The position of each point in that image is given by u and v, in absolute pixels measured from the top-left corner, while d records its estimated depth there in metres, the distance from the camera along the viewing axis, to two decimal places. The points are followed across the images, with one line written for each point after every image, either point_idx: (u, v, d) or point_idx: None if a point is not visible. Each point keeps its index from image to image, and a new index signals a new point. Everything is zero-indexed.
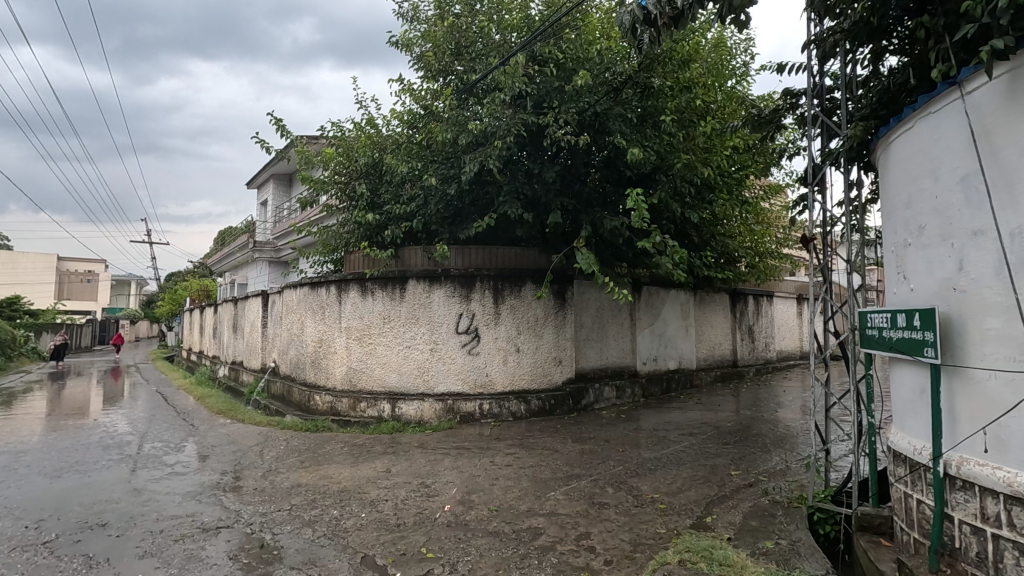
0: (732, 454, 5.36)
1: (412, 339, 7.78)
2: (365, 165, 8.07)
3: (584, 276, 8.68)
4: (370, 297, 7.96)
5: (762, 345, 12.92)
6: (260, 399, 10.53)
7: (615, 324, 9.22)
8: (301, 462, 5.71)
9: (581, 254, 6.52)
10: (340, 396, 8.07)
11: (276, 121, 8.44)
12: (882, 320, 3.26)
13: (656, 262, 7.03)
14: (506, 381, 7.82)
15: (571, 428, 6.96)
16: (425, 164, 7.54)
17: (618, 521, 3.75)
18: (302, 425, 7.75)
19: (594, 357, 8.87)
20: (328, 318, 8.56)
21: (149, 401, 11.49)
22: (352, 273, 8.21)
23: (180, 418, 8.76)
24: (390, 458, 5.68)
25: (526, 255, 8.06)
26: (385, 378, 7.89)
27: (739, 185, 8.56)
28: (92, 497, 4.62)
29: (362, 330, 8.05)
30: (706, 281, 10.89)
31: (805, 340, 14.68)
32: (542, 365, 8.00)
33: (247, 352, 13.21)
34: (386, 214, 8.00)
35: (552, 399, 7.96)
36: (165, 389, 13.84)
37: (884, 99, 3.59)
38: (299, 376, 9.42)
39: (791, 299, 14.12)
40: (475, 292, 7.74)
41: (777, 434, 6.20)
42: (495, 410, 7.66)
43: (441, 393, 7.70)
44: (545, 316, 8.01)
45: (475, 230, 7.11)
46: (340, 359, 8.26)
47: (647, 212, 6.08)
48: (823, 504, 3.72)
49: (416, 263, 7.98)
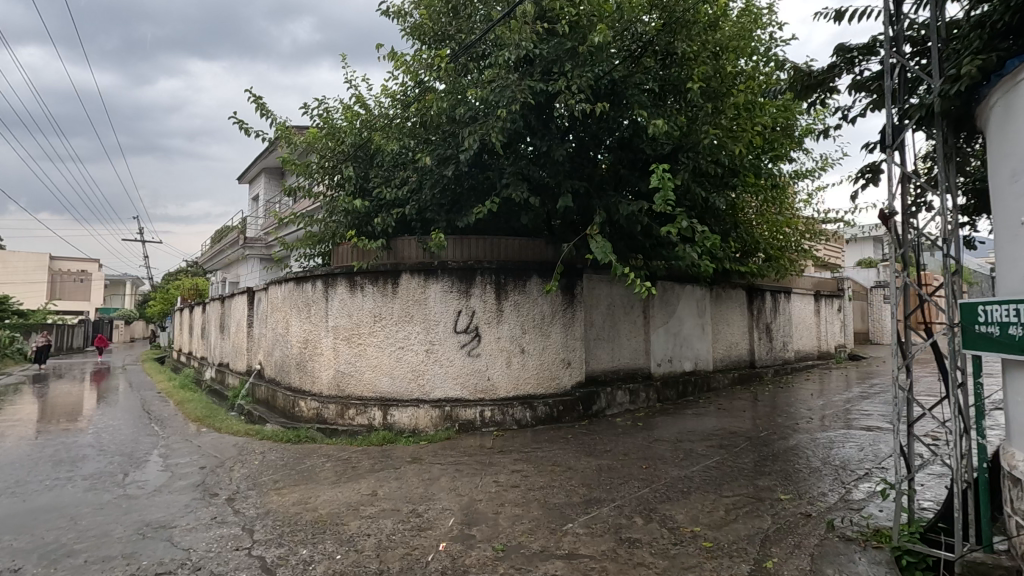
0: (775, 472, 4.62)
1: (406, 339, 7.02)
2: (352, 146, 7.26)
3: (594, 269, 7.93)
4: (359, 292, 7.21)
5: (780, 345, 12.15)
6: (243, 404, 9.76)
7: (627, 322, 8.46)
8: (276, 481, 4.95)
9: (595, 241, 5.78)
10: (326, 402, 7.31)
11: (254, 98, 7.59)
12: (1005, 313, 2.60)
13: (678, 251, 6.29)
14: (510, 386, 7.07)
15: (584, 438, 6.23)
16: (418, 144, 6.81)
17: (657, 568, 3.00)
18: (284, 435, 6.90)
19: (605, 358, 8.11)
20: (314, 316, 7.81)
21: (124, 407, 10.69)
22: (339, 267, 7.44)
23: (151, 427, 7.98)
24: (379, 477, 4.93)
25: (531, 246, 7.27)
26: (376, 382, 7.14)
27: (762, 172, 7.84)
28: (18, 530, 3.86)
29: (350, 330, 7.30)
30: (723, 276, 10.13)
31: (824, 339, 13.92)
32: (549, 367, 7.24)
33: (233, 354, 12.44)
34: (377, 200, 7.19)
35: (561, 405, 7.19)
36: (145, 393, 13.03)
37: (996, 34, 2.83)
38: (284, 380, 8.65)
39: (809, 295, 13.37)
40: (475, 287, 6.98)
41: (820, 446, 5.43)
42: (498, 418, 6.90)
43: (438, 399, 6.95)
44: (553, 313, 7.26)
45: (475, 216, 6.37)
46: (327, 362, 7.51)
47: (672, 192, 5.34)
48: (915, 545, 2.95)
49: (409, 255, 7.19)
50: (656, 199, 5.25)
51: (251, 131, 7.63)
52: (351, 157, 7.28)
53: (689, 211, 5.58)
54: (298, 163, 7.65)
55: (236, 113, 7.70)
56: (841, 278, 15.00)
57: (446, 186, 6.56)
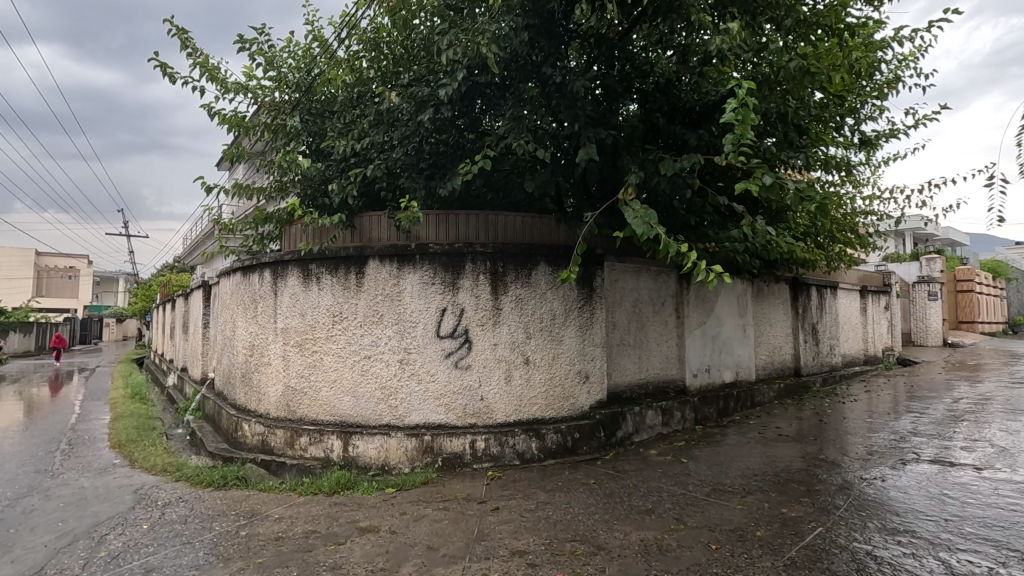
0: (932, 570, 2.88)
1: (373, 347, 5.33)
2: (301, 90, 5.51)
3: (618, 255, 6.23)
4: (315, 286, 5.51)
5: (826, 350, 10.40)
6: (191, 420, 8.10)
7: (656, 324, 6.75)
8: (148, 568, 3.25)
9: (633, 209, 4.05)
10: (272, 427, 5.62)
11: (177, 32, 5.85)
12: None
13: (744, 225, 4.75)
14: (509, 408, 5.36)
15: (613, 483, 4.51)
16: (390, 85, 5.18)
17: None
18: (207, 477, 5.00)
19: (631, 369, 6.41)
20: (260, 317, 6.12)
21: (53, 421, 9.00)
22: (289, 251, 5.76)
23: (53, 455, 6.28)
24: (305, 566, 3.22)
25: (538, 224, 5.61)
26: (334, 402, 5.45)
27: (835, 133, 6.13)
28: None
29: (303, 335, 5.59)
30: (767, 267, 8.42)
31: (872, 342, 12.17)
32: (562, 384, 5.53)
33: (192, 359, 10.78)
34: (335, 162, 5.49)
35: (578, 432, 5.47)
36: (94, 402, 11.38)
37: None
38: (230, 395, 6.96)
39: (854, 292, 11.62)
40: (464, 277, 5.26)
41: (967, 509, 3.67)
42: (495, 451, 5.18)
43: (415, 425, 5.26)
44: (566, 312, 5.55)
45: (462, 178, 4.72)
46: (274, 376, 5.83)
47: (751, 133, 3.60)
48: None
49: (379, 236, 5.50)
50: (724, 143, 3.58)
51: (172, 75, 5.88)
52: (299, 106, 5.53)
53: (770, 166, 3.89)
54: (232, 115, 5.88)
55: (155, 53, 5.97)
56: (888, 272, 13.23)
57: (425, 138, 4.93)
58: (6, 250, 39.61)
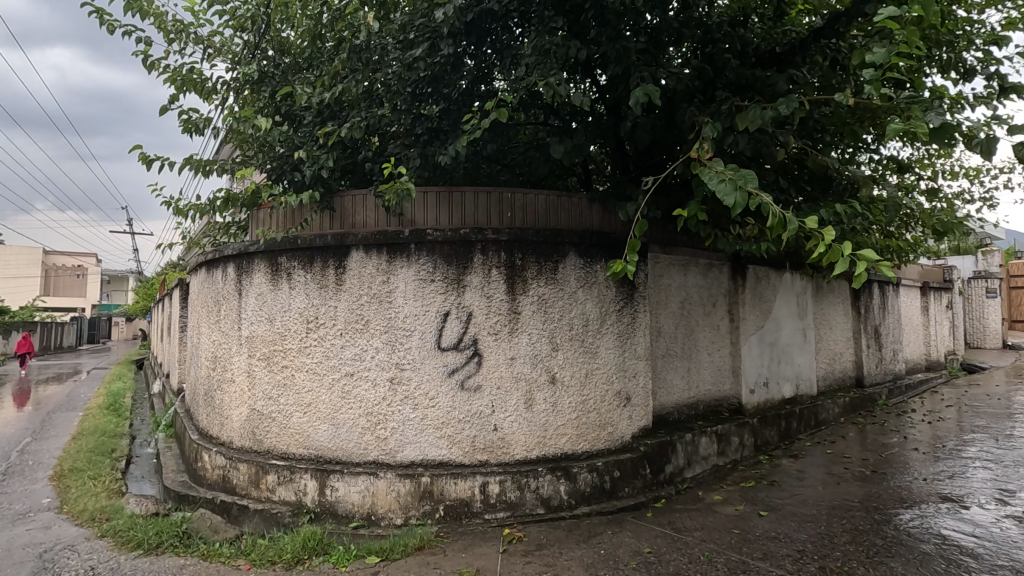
0: None
1: (356, 362, 4.14)
2: (261, 34, 4.35)
3: (664, 244, 5.00)
4: (285, 283, 4.33)
5: (890, 356, 9.05)
6: (159, 439, 6.98)
7: (708, 328, 5.50)
8: None
9: (720, 169, 2.83)
10: (234, 461, 4.46)
11: None
12: None
13: None
14: (531, 441, 4.14)
15: (675, 554, 3.30)
16: (372, 20, 4.03)
17: None
18: (139, 535, 3.84)
19: (679, 385, 5.18)
20: (223, 322, 4.97)
21: (10, 438, 7.92)
22: (253, 240, 4.59)
23: None
24: None
25: (566, 203, 4.39)
26: (308, 432, 4.26)
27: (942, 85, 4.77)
28: None
29: (270, 345, 4.42)
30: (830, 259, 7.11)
31: (934, 345, 10.78)
32: (597, 408, 4.30)
33: (172, 365, 9.68)
34: (305, 126, 4.33)
35: (619, 470, 4.25)
36: (68, 413, 10.33)
37: None
38: (195, 414, 5.81)
39: (915, 288, 10.22)
40: (472, 272, 4.06)
41: None
42: (513, 497, 3.98)
43: (410, 463, 4.06)
44: (603, 316, 4.33)
45: (467, 138, 3.54)
46: (238, 396, 4.66)
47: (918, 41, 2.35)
48: None
49: (364, 220, 4.30)
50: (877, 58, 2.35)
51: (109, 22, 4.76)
52: (259, 55, 4.39)
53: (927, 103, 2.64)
54: (183, 71, 4.75)
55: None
56: (949, 267, 11.79)
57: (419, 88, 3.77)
58: (13, 249, 39.18)
